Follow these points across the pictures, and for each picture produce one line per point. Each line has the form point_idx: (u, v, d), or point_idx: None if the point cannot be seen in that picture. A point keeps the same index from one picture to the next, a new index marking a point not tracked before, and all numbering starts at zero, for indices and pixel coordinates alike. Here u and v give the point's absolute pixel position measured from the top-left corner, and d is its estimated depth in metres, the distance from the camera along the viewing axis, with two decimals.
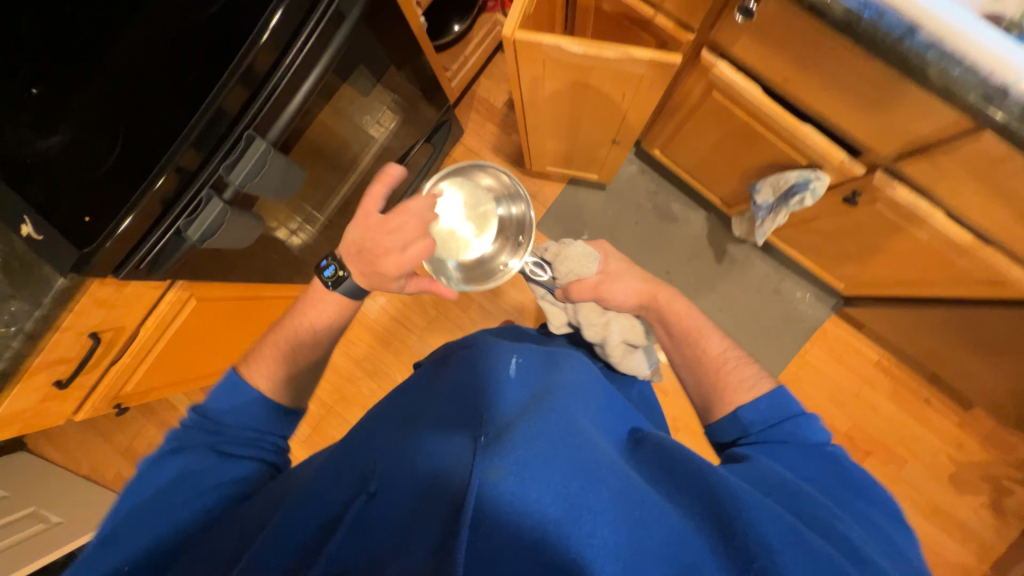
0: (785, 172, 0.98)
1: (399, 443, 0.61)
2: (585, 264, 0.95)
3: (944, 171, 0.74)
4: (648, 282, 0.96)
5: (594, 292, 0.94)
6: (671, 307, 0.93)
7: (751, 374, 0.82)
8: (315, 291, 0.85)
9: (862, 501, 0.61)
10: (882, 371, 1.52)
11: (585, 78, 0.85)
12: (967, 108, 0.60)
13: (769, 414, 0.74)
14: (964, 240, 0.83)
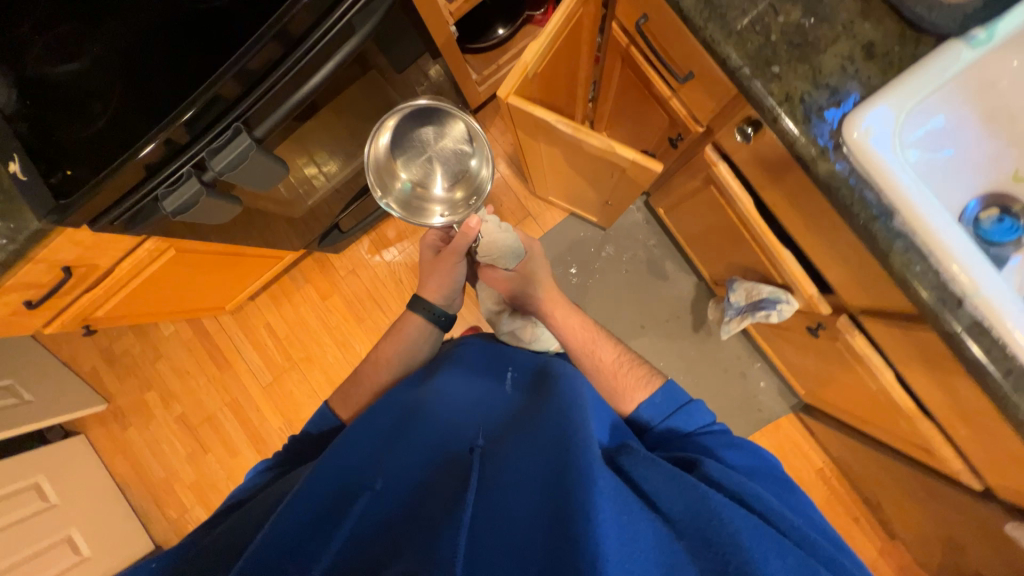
0: (761, 283, 0.97)
1: (402, 458, 0.68)
2: (502, 256, 0.95)
3: (900, 342, 0.73)
4: (547, 291, 1.03)
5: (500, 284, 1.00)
6: (565, 319, 1.00)
7: (641, 374, 0.90)
8: (404, 321, 1.07)
9: (789, 492, 0.67)
10: (822, 480, 1.52)
11: (579, 147, 0.83)
12: (921, 305, 0.59)
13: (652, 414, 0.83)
14: (906, 406, 0.82)
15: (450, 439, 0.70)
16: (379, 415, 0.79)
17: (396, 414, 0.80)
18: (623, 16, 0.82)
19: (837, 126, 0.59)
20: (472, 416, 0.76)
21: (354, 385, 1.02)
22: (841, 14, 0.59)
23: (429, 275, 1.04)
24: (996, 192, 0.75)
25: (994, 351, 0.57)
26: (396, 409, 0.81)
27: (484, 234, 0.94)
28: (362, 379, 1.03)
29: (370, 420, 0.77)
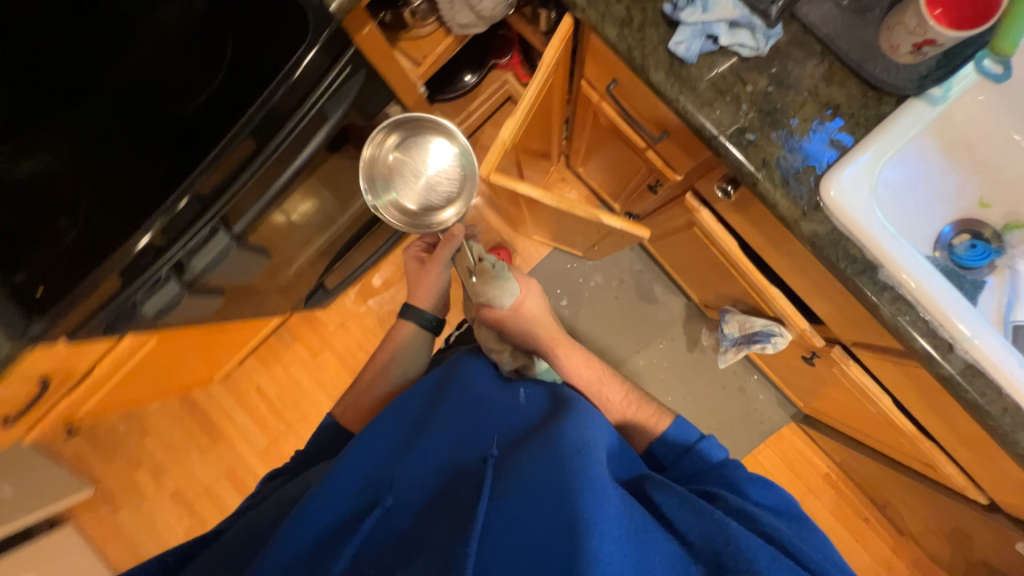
0: (753, 315, 0.99)
1: (412, 458, 0.67)
2: (502, 296, 0.91)
3: (895, 374, 0.75)
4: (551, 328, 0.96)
5: (495, 323, 0.94)
6: (568, 359, 0.94)
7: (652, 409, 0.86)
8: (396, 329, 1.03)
9: (800, 525, 0.62)
10: (829, 484, 1.55)
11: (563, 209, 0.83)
12: (915, 351, 0.61)
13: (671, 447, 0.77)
14: (906, 429, 0.84)
15: (464, 441, 0.67)
16: (399, 410, 0.77)
17: (416, 411, 0.77)
18: (592, 78, 0.83)
19: (815, 186, 0.60)
20: (491, 416, 0.72)
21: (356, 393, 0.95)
22: (806, 80, 0.60)
23: (417, 283, 1.02)
24: (965, 219, 0.78)
25: (987, 391, 0.58)
26: (417, 404, 0.79)
27: (483, 275, 0.90)
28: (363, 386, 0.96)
29: (386, 415, 0.75)
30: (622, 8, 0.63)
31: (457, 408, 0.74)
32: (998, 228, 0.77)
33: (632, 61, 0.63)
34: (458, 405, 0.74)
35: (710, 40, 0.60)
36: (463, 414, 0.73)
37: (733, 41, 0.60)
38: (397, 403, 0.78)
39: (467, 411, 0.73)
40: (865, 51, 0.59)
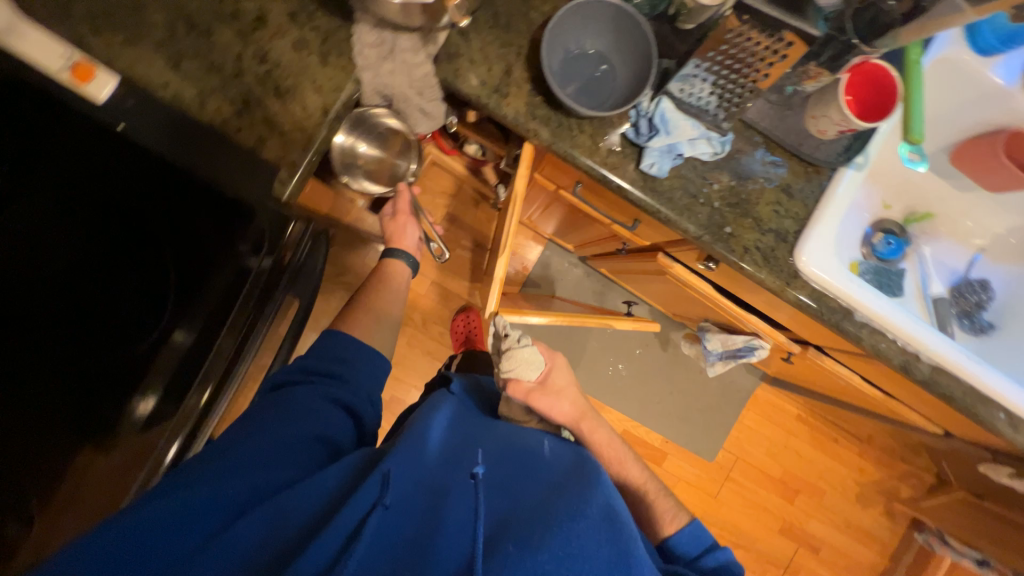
0: (732, 333, 1.10)
1: (439, 472, 0.58)
2: (530, 368, 0.84)
3: (866, 367, 0.89)
4: (575, 402, 0.86)
5: (523, 399, 0.83)
6: (593, 435, 0.85)
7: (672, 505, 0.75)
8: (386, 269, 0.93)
9: None
10: (801, 421, 1.81)
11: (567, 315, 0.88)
12: (892, 365, 0.73)
13: (691, 552, 0.68)
14: (878, 397, 1.00)
15: (498, 474, 0.59)
16: (437, 420, 0.66)
17: (450, 426, 0.67)
18: (550, 175, 0.84)
19: (791, 258, 0.68)
20: (528, 457, 0.64)
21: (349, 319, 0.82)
22: (759, 169, 0.67)
23: (393, 227, 0.95)
24: (881, 220, 0.93)
25: (947, 382, 0.73)
26: (454, 421, 0.68)
27: (509, 348, 0.85)
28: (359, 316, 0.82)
29: (430, 424, 0.64)
30: (586, 137, 0.64)
31: (492, 442, 0.65)
32: (901, 221, 0.93)
33: (609, 184, 0.65)
34: (493, 441, 0.66)
35: (676, 156, 0.64)
36: (499, 450, 0.64)
37: (695, 152, 0.64)
38: (419, 417, 0.67)
39: (502, 449, 0.64)
40: (798, 135, 0.67)
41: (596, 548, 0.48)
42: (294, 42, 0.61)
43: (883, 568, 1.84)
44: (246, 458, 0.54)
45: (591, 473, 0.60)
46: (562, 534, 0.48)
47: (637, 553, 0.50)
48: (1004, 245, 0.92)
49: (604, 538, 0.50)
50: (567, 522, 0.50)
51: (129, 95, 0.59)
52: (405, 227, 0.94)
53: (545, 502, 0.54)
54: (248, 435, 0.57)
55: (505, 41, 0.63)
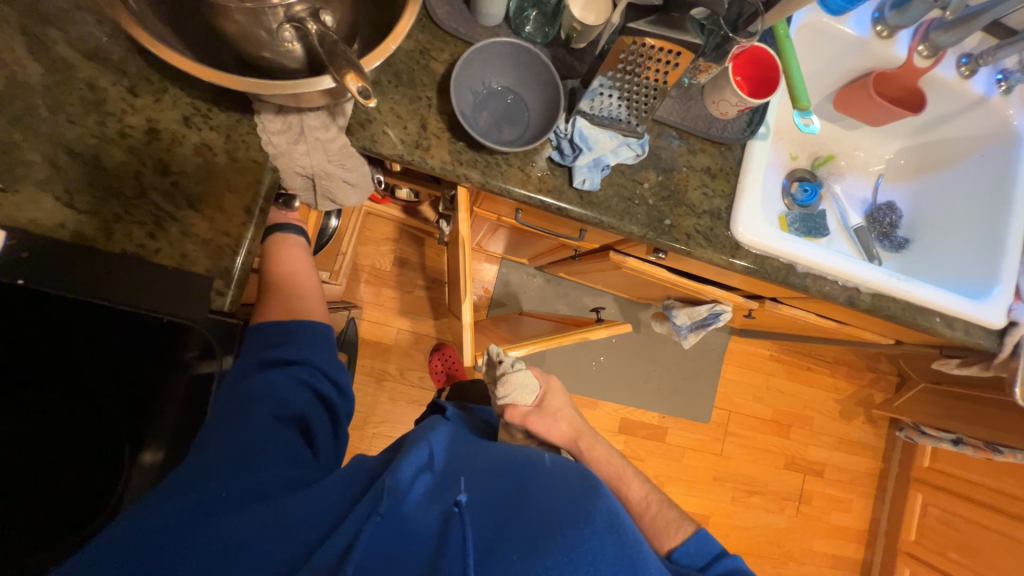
0: (696, 305, 1.15)
1: (438, 483, 0.57)
2: (525, 393, 0.84)
3: (819, 306, 0.96)
4: (571, 422, 0.87)
5: (522, 421, 0.81)
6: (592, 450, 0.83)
7: (670, 514, 0.74)
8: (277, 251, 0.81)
9: None
10: (775, 360, 1.92)
11: (546, 338, 0.89)
12: (840, 301, 0.80)
13: (698, 561, 0.63)
14: (835, 327, 1.09)
15: (499, 482, 0.58)
16: (433, 441, 0.64)
17: (448, 444, 0.66)
18: (492, 208, 0.85)
19: (729, 232, 0.73)
20: (528, 460, 0.62)
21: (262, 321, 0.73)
22: (679, 159, 0.71)
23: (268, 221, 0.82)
24: (793, 171, 1.01)
25: (887, 303, 0.80)
26: (451, 437, 0.68)
27: (503, 373, 0.85)
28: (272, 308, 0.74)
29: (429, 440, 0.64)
30: (516, 169, 0.66)
31: (492, 454, 0.64)
32: (811, 167, 1.02)
33: (549, 208, 0.67)
34: (491, 453, 0.64)
35: (604, 167, 0.66)
36: (497, 460, 0.62)
37: (620, 160, 0.66)
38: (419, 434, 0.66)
39: (501, 459, 0.63)
40: (705, 121, 0.72)
41: (601, 550, 0.47)
42: (197, 147, 0.58)
43: (881, 471, 1.99)
44: (227, 463, 0.54)
45: (590, 478, 0.58)
46: (565, 541, 0.47)
47: (642, 555, 0.48)
48: (897, 167, 1.03)
49: (608, 537, 0.48)
50: (570, 529, 0.48)
51: (25, 245, 0.52)
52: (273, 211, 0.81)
53: (544, 506, 0.52)
54: (219, 435, 0.56)
55: (413, 96, 0.63)
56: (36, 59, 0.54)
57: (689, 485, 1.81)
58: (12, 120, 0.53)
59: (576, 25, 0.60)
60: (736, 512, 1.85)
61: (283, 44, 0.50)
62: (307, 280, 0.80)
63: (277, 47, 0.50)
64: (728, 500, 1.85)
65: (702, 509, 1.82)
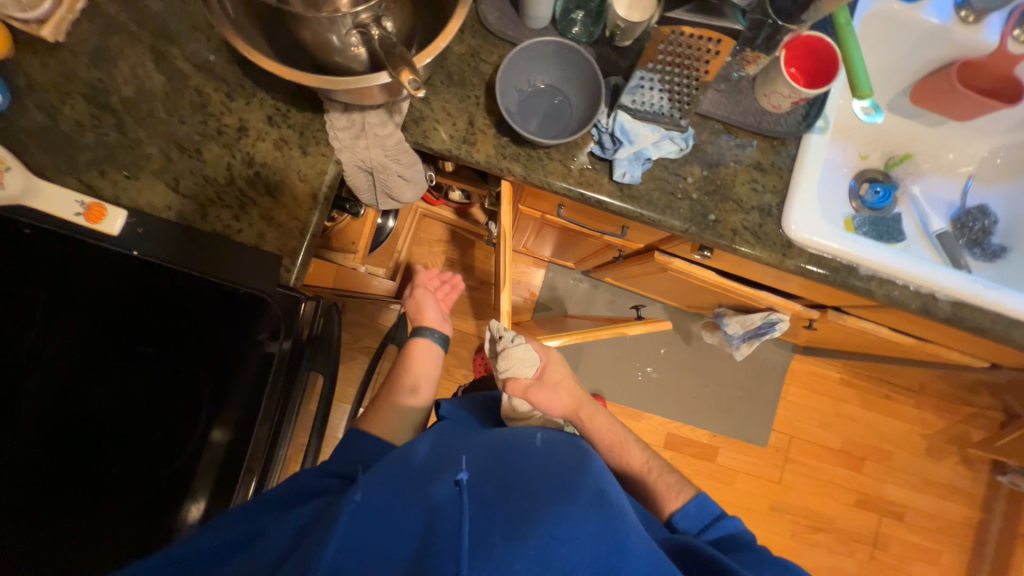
0: (749, 313, 1.10)
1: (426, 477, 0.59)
2: (525, 366, 0.82)
3: (889, 317, 0.88)
4: (573, 393, 0.85)
5: (520, 394, 0.80)
6: (592, 419, 0.82)
7: (673, 480, 0.73)
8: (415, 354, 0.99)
9: None
10: (846, 385, 1.76)
11: (581, 331, 0.89)
12: (911, 309, 0.73)
13: (697, 524, 0.66)
14: (912, 343, 0.97)
15: (487, 469, 0.60)
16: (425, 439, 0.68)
17: (443, 438, 0.69)
18: (534, 204, 0.87)
19: (780, 230, 0.70)
20: (516, 449, 0.65)
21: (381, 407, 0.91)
22: (726, 154, 0.70)
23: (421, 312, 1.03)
24: (863, 171, 0.94)
25: (971, 314, 0.72)
26: (441, 436, 0.71)
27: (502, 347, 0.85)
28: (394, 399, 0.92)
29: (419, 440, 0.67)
30: (557, 162, 0.68)
31: (483, 445, 0.66)
32: (884, 168, 0.94)
33: (588, 201, 0.68)
34: (484, 441, 0.67)
35: (645, 161, 0.67)
36: (484, 452, 0.64)
37: (662, 153, 0.67)
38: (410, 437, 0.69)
39: (491, 447, 0.65)
40: (756, 115, 0.69)
41: (584, 528, 0.50)
42: (276, 143, 0.66)
43: (978, 522, 1.72)
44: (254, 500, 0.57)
45: (575, 464, 0.61)
46: (551, 521, 0.50)
47: (624, 527, 0.51)
48: (991, 167, 0.92)
49: (593, 519, 0.51)
50: (557, 511, 0.51)
51: (141, 223, 0.63)
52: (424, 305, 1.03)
53: (532, 491, 0.55)
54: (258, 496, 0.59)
55: (463, 95, 0.67)
56: (159, 70, 0.65)
57: (739, 512, 1.68)
58: (139, 120, 0.64)
59: (621, 23, 0.62)
60: (795, 549, 1.69)
61: (350, 49, 0.56)
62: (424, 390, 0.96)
63: (346, 52, 0.56)
64: (787, 534, 1.69)
65: None
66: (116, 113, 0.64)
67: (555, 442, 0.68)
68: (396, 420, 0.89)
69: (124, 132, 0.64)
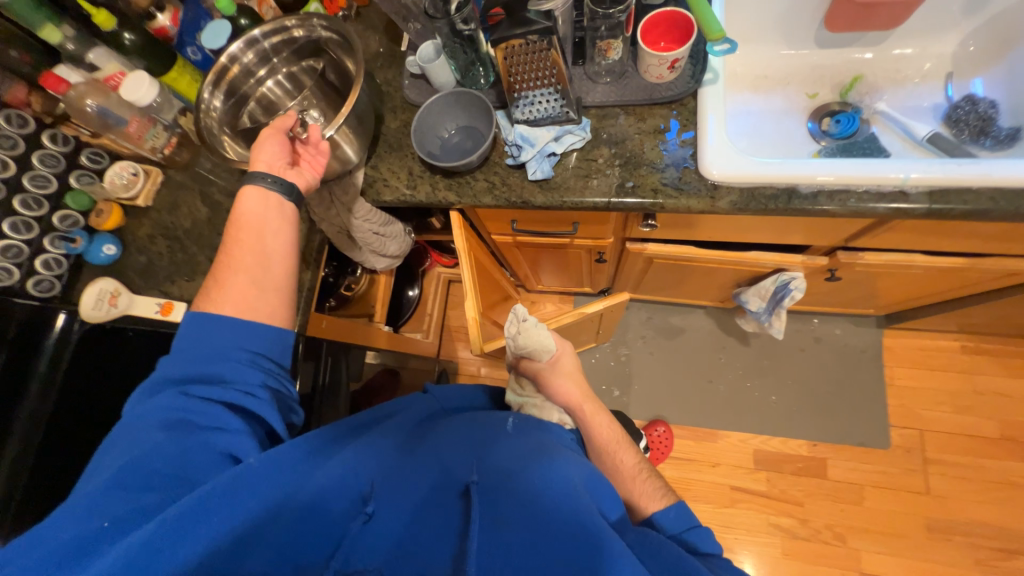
0: (760, 281, 1.03)
1: (401, 468, 0.56)
2: (540, 351, 0.79)
3: (899, 236, 0.79)
4: (580, 385, 0.80)
5: (531, 371, 0.82)
6: (593, 416, 0.77)
7: (659, 484, 0.68)
8: (252, 205, 0.65)
9: None
10: (973, 354, 1.44)
11: (556, 320, 0.94)
12: (884, 213, 0.67)
13: (675, 526, 0.61)
14: (959, 264, 0.84)
15: (464, 452, 0.59)
16: (399, 423, 0.66)
17: (408, 421, 0.67)
18: (496, 228, 0.98)
19: (699, 174, 0.72)
20: (493, 434, 0.64)
21: (224, 283, 0.61)
22: (629, 130, 0.77)
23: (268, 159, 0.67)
24: (819, 108, 0.92)
25: (955, 198, 0.64)
26: (410, 418, 0.68)
27: (516, 325, 0.80)
28: (238, 265, 0.62)
29: (389, 421, 0.65)
30: (481, 181, 0.80)
31: (457, 429, 0.64)
32: (839, 98, 0.91)
33: (514, 203, 0.78)
34: (455, 426, 0.66)
35: (551, 156, 0.76)
36: (459, 435, 0.63)
37: (565, 146, 0.76)
38: (378, 415, 0.67)
39: (465, 432, 0.64)
40: (647, 89, 0.77)
41: (560, 512, 0.50)
42: None
43: None
44: (152, 458, 0.50)
45: (549, 451, 0.60)
46: (520, 510, 0.50)
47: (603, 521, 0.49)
48: (967, 57, 0.85)
49: (567, 497, 0.51)
50: (532, 502, 0.51)
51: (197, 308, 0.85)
52: (266, 147, 0.68)
53: (504, 472, 0.56)
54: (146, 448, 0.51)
55: (401, 154, 0.85)
56: (204, 205, 0.93)
57: (884, 539, 1.34)
58: (194, 239, 0.91)
59: None
60: None
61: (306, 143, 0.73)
62: (274, 252, 0.64)
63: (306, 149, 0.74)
64: (964, 562, 1.29)
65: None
66: (181, 239, 0.91)
67: (524, 427, 0.67)
68: (257, 303, 0.61)
69: (186, 251, 0.90)
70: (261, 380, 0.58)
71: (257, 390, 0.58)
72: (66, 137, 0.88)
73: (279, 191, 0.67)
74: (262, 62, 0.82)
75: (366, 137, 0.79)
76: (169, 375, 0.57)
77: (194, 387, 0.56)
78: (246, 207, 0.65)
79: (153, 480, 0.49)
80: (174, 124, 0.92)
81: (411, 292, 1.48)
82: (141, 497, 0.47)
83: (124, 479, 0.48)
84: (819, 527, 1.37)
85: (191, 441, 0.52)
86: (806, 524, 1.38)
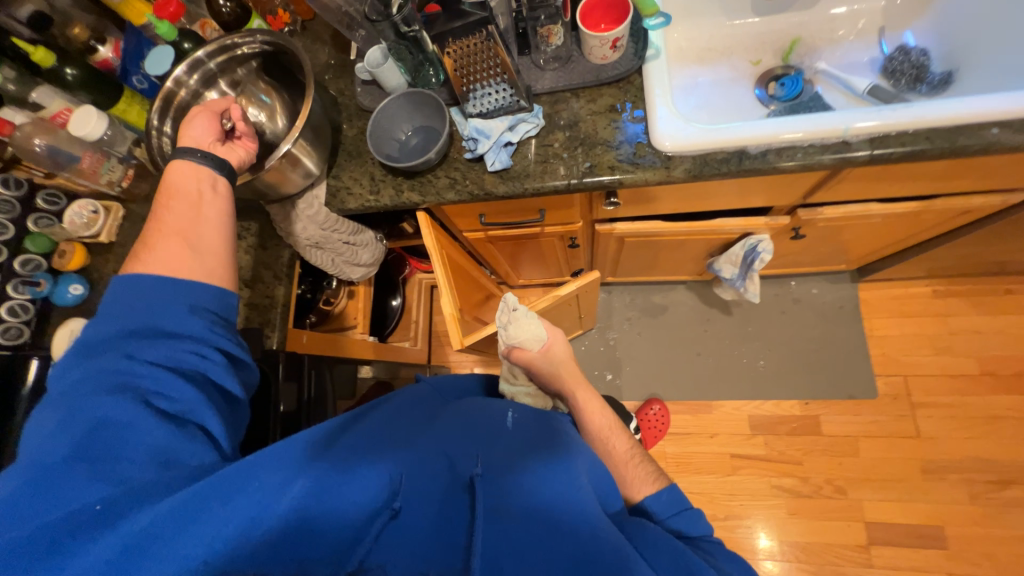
0: (730, 248, 1.05)
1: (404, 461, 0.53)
2: (532, 341, 0.80)
3: (852, 186, 0.82)
4: (573, 373, 0.81)
5: (524, 362, 0.81)
6: (587, 402, 0.77)
7: (651, 467, 0.68)
8: (180, 175, 0.63)
9: None
10: (946, 297, 1.48)
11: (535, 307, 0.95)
12: (831, 164, 0.69)
13: (666, 512, 0.62)
14: (913, 207, 0.87)
15: (469, 444, 0.57)
16: (399, 414, 0.63)
17: (408, 410, 0.64)
18: (466, 225, 0.99)
19: (654, 147, 0.74)
20: (498, 424, 0.62)
21: (154, 247, 0.57)
22: (582, 113, 0.78)
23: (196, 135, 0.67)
24: (764, 74, 0.94)
25: (894, 142, 0.67)
26: (410, 408, 0.65)
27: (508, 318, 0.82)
28: (166, 229, 0.59)
29: (387, 412, 0.62)
30: (442, 178, 0.80)
31: (460, 419, 0.62)
32: (782, 62, 0.94)
33: (477, 195, 0.79)
34: (459, 414, 0.63)
35: (507, 146, 0.77)
36: (463, 425, 0.60)
37: (521, 134, 0.77)
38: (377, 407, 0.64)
39: (468, 421, 0.61)
40: (593, 71, 0.78)
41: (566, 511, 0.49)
42: (246, 251, 0.88)
43: None
44: (104, 428, 0.45)
45: (555, 440, 0.58)
46: (527, 505, 0.50)
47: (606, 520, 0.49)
48: (897, 10, 0.89)
49: (570, 492, 0.50)
50: (538, 498, 0.50)
51: None
52: (196, 124, 0.67)
53: (506, 461, 0.54)
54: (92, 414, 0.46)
55: (361, 161, 0.85)
56: None
57: (883, 486, 1.37)
58: None
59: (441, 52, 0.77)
60: (987, 517, 1.31)
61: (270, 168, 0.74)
62: (205, 219, 0.62)
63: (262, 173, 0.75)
64: (960, 498, 1.33)
65: (924, 518, 1.33)
66: None
67: (528, 417, 0.64)
68: (194, 266, 0.58)
69: None
70: (213, 341, 0.55)
71: (210, 351, 0.54)
72: (19, 181, 0.85)
73: (211, 166, 0.65)
74: (206, 84, 0.82)
75: (323, 147, 0.80)
76: (105, 330, 0.52)
77: (138, 351, 0.51)
78: (174, 175, 0.62)
79: (115, 456, 0.45)
80: (129, 155, 0.91)
81: (395, 301, 1.47)
82: (99, 481, 0.43)
83: (79, 450, 0.44)
84: (820, 482, 1.39)
85: (145, 409, 0.48)
86: (807, 482, 1.40)
